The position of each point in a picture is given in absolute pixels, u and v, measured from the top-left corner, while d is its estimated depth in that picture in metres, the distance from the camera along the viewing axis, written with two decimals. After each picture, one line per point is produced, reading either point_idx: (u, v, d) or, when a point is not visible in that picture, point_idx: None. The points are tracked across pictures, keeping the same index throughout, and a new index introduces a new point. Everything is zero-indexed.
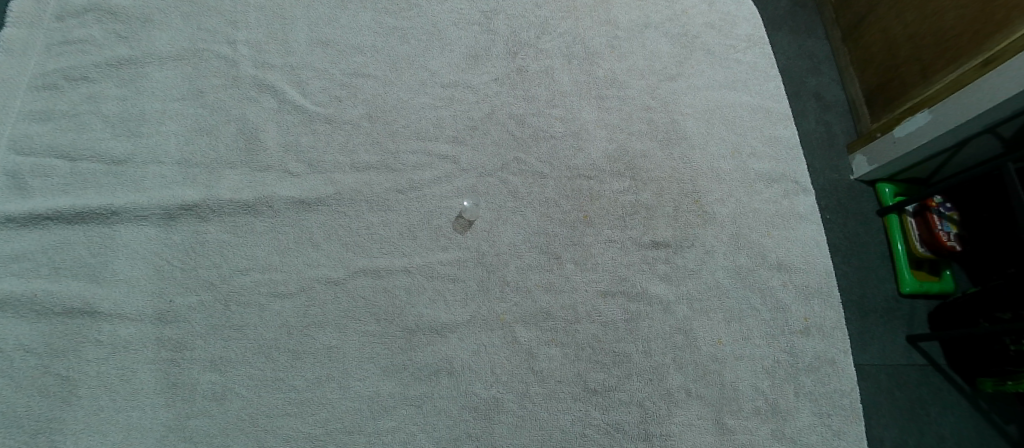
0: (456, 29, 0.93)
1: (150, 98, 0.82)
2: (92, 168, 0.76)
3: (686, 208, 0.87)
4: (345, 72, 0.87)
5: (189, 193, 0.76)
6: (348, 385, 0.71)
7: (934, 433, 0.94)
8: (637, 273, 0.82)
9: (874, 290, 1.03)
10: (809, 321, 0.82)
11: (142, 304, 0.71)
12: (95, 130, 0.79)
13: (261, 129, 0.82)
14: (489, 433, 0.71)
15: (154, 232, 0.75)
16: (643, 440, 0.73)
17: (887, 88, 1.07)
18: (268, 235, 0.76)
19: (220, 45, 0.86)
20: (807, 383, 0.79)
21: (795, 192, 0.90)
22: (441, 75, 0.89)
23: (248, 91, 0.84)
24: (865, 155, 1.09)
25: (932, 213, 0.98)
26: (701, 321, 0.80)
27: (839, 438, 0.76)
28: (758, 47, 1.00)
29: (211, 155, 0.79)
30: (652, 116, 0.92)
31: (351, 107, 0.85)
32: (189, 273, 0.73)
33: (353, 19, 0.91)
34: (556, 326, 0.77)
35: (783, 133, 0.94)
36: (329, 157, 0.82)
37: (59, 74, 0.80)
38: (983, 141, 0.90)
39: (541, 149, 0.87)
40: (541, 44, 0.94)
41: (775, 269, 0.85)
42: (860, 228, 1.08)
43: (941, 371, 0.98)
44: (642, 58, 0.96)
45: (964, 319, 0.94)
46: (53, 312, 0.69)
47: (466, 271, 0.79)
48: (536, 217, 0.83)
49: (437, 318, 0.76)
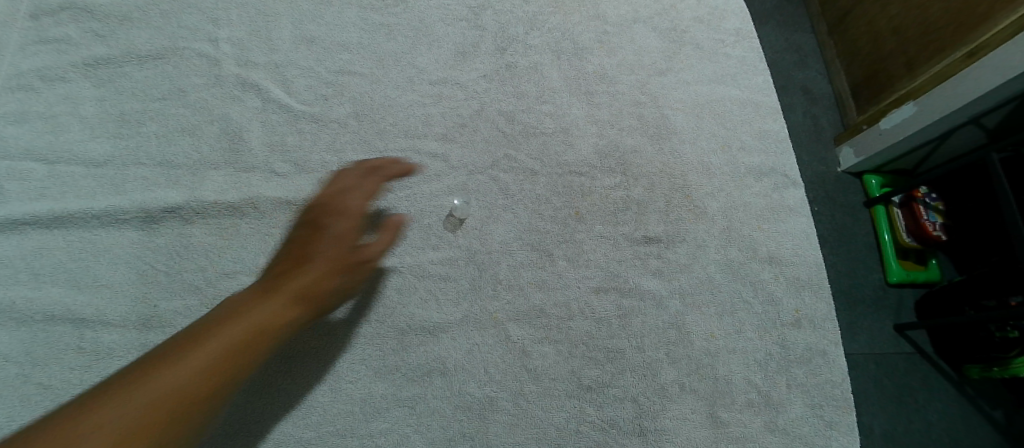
0: (445, 25, 0.92)
1: (130, 98, 0.80)
2: (71, 171, 0.74)
3: (678, 203, 0.87)
4: (331, 69, 0.86)
5: (172, 195, 0.75)
6: (339, 387, 0.70)
7: (923, 420, 0.95)
8: (629, 269, 0.82)
9: (862, 281, 1.04)
10: (801, 313, 0.83)
11: (126, 310, 0.69)
12: (73, 132, 0.77)
13: (245, 129, 0.80)
14: (484, 433, 0.71)
15: (136, 236, 0.73)
16: (637, 435, 0.73)
17: (872, 80, 1.08)
18: (254, 237, 0.75)
19: (202, 43, 0.84)
20: (799, 375, 0.79)
21: (785, 185, 0.91)
22: (429, 71, 0.88)
23: (231, 90, 0.82)
24: (851, 146, 1.10)
25: (917, 203, 0.99)
26: (694, 315, 0.80)
27: (831, 428, 0.77)
28: (747, 42, 1.00)
29: (195, 156, 0.78)
30: (642, 112, 0.91)
31: (337, 106, 0.84)
32: (173, 277, 0.72)
33: (339, 16, 0.89)
34: (549, 323, 0.77)
35: (773, 126, 0.95)
36: (316, 157, 0.80)
37: (35, 75, 0.78)
38: (966, 132, 0.92)
39: (531, 146, 0.87)
40: (529, 40, 0.93)
41: (766, 263, 0.85)
42: (848, 219, 1.09)
43: (930, 360, 0.99)
44: (632, 53, 0.95)
45: (950, 307, 0.96)
46: (34, 319, 0.67)
47: (458, 270, 0.78)
48: (528, 215, 0.83)
49: (429, 317, 0.75)
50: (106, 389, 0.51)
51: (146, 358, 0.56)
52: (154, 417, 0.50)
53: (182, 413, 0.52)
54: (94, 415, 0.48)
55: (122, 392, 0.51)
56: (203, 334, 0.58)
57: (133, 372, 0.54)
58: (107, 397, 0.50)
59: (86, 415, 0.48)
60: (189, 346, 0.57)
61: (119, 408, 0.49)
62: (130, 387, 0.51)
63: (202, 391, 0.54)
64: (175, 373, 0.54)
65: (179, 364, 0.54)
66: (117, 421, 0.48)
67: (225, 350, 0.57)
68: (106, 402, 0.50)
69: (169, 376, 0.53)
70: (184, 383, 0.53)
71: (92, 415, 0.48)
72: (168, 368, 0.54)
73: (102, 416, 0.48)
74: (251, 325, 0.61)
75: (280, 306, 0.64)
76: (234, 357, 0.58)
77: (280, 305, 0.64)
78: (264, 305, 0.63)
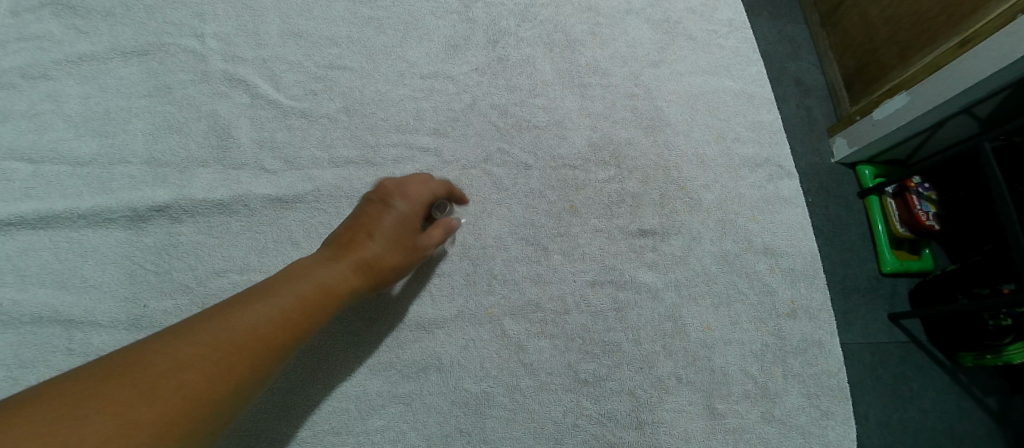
0: (435, 18, 0.91)
1: (115, 95, 0.78)
2: (56, 171, 0.73)
3: (672, 195, 0.86)
4: (320, 64, 0.85)
5: (160, 194, 0.73)
6: (334, 385, 0.69)
7: (918, 408, 0.96)
8: (625, 262, 0.81)
9: (857, 271, 1.04)
10: (796, 303, 0.83)
11: (116, 310, 0.68)
12: (58, 131, 0.75)
13: (234, 125, 0.79)
14: (481, 428, 0.70)
15: (124, 236, 0.72)
16: (634, 428, 0.73)
17: (865, 70, 1.08)
18: (244, 235, 0.74)
19: (187, 39, 0.83)
20: (795, 365, 0.79)
21: (779, 176, 0.90)
22: (420, 65, 0.87)
23: (219, 86, 0.81)
24: (844, 137, 1.10)
25: (910, 193, 1.00)
26: (690, 307, 0.80)
27: (828, 417, 0.77)
28: (740, 32, 1.00)
29: (183, 154, 0.76)
30: (636, 104, 0.91)
31: (328, 101, 0.83)
32: (163, 276, 0.71)
33: (327, 10, 0.88)
34: (545, 318, 0.77)
35: (766, 117, 0.94)
36: (307, 153, 0.79)
37: (16, 72, 0.76)
38: (960, 121, 0.92)
39: (524, 139, 0.86)
40: (521, 32, 0.92)
41: (761, 254, 0.85)
42: (842, 209, 1.09)
43: (924, 348, 1.00)
44: (624, 45, 0.95)
45: (943, 296, 0.96)
46: (21, 321, 0.66)
47: (452, 266, 0.77)
48: (522, 209, 0.82)
49: (424, 313, 0.74)
50: (191, 341, 0.46)
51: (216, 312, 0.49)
52: (251, 374, 0.48)
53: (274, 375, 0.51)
54: (192, 368, 0.44)
55: (213, 346, 0.46)
56: (282, 293, 0.54)
57: (213, 325, 0.48)
58: (198, 350, 0.45)
59: (182, 366, 0.44)
60: (273, 304, 0.52)
61: (214, 363, 0.45)
62: (220, 343, 0.47)
63: (283, 352, 0.51)
64: (268, 330, 0.50)
65: (266, 324, 0.50)
66: (223, 378, 0.45)
67: (309, 313, 0.54)
68: (199, 354, 0.45)
69: (262, 335, 0.50)
70: (273, 347, 0.50)
71: (188, 366, 0.44)
72: (260, 328, 0.50)
73: (201, 368, 0.44)
74: (325, 294, 0.57)
75: (352, 276, 0.60)
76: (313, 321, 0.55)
77: (354, 280, 0.60)
78: (339, 270, 0.59)
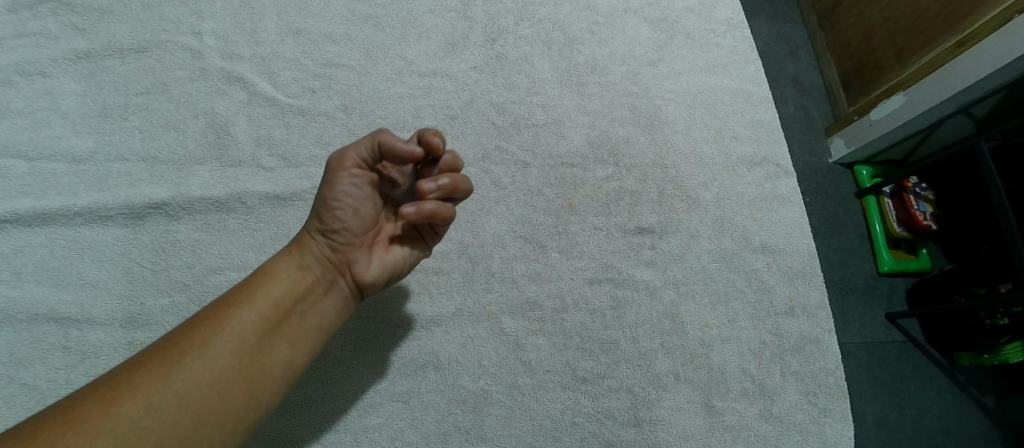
0: (433, 16, 0.91)
1: (113, 92, 0.78)
2: (53, 168, 0.73)
3: (670, 193, 0.86)
4: (318, 62, 0.84)
5: (157, 191, 0.73)
6: (331, 383, 0.69)
7: (916, 407, 0.96)
8: (623, 260, 0.81)
9: (854, 270, 1.04)
10: (794, 301, 0.83)
11: (112, 307, 0.68)
12: (55, 128, 0.75)
13: (231, 123, 0.79)
14: (479, 426, 0.70)
15: (121, 233, 0.72)
16: (633, 425, 0.73)
17: (863, 71, 1.08)
18: (242, 232, 0.74)
19: (185, 36, 0.83)
20: (793, 363, 0.79)
21: (777, 175, 0.91)
22: (418, 63, 0.87)
23: (216, 84, 0.81)
24: (842, 138, 1.10)
25: (908, 193, 1.00)
26: (688, 305, 0.80)
27: (825, 415, 0.77)
28: (737, 31, 1.00)
29: (180, 151, 0.76)
30: (634, 102, 0.91)
31: (326, 99, 0.83)
32: (160, 274, 0.71)
33: (325, 7, 0.88)
34: (543, 316, 0.77)
35: (764, 116, 0.95)
36: (305, 151, 0.79)
37: (13, 69, 0.76)
38: (957, 121, 0.92)
39: (522, 137, 0.86)
40: (519, 30, 0.92)
41: (758, 252, 0.85)
42: (839, 209, 1.09)
43: (921, 348, 1.00)
44: (622, 43, 0.95)
45: (941, 296, 0.96)
46: (17, 318, 0.66)
47: (450, 264, 0.77)
48: (520, 207, 0.82)
49: (421, 312, 0.74)
50: (129, 371, 0.44)
51: (165, 336, 0.48)
52: (202, 401, 0.45)
53: (240, 392, 0.47)
54: (125, 402, 0.41)
55: (149, 376, 0.44)
56: (229, 306, 0.50)
57: (156, 352, 0.46)
58: (133, 382, 0.43)
59: (115, 402, 0.41)
60: (217, 321, 0.49)
61: (152, 394, 0.43)
62: (158, 372, 0.44)
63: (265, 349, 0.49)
64: (213, 351, 0.47)
65: (211, 344, 0.47)
66: (162, 410, 0.43)
67: (263, 323, 0.50)
68: (134, 387, 0.43)
69: (206, 358, 0.46)
70: (222, 367, 0.47)
71: (121, 401, 0.41)
72: (202, 349, 0.46)
73: (135, 402, 0.42)
74: (276, 297, 0.52)
75: (305, 268, 0.54)
76: (271, 330, 0.50)
77: (309, 272, 0.54)
78: (290, 265, 0.54)
